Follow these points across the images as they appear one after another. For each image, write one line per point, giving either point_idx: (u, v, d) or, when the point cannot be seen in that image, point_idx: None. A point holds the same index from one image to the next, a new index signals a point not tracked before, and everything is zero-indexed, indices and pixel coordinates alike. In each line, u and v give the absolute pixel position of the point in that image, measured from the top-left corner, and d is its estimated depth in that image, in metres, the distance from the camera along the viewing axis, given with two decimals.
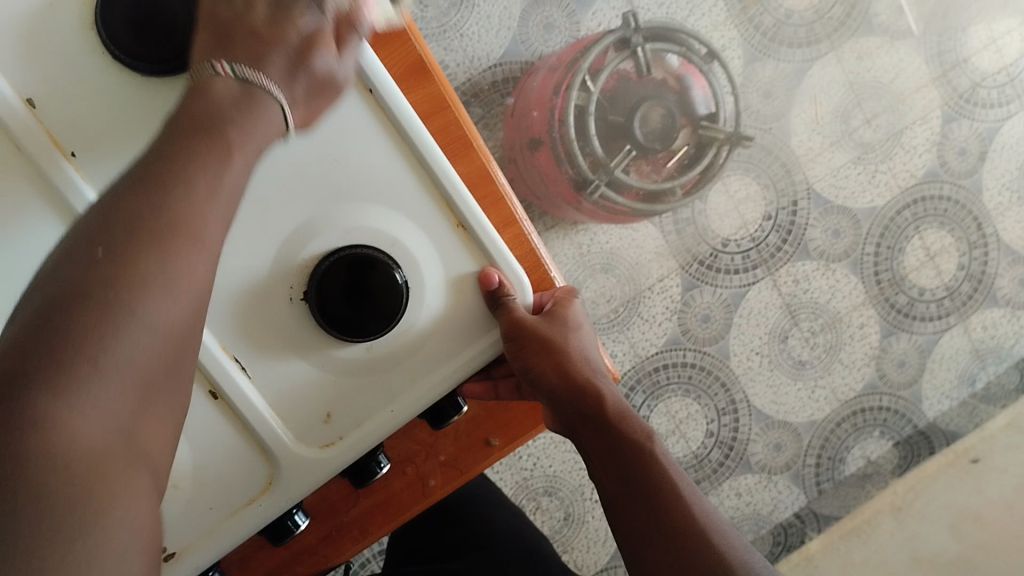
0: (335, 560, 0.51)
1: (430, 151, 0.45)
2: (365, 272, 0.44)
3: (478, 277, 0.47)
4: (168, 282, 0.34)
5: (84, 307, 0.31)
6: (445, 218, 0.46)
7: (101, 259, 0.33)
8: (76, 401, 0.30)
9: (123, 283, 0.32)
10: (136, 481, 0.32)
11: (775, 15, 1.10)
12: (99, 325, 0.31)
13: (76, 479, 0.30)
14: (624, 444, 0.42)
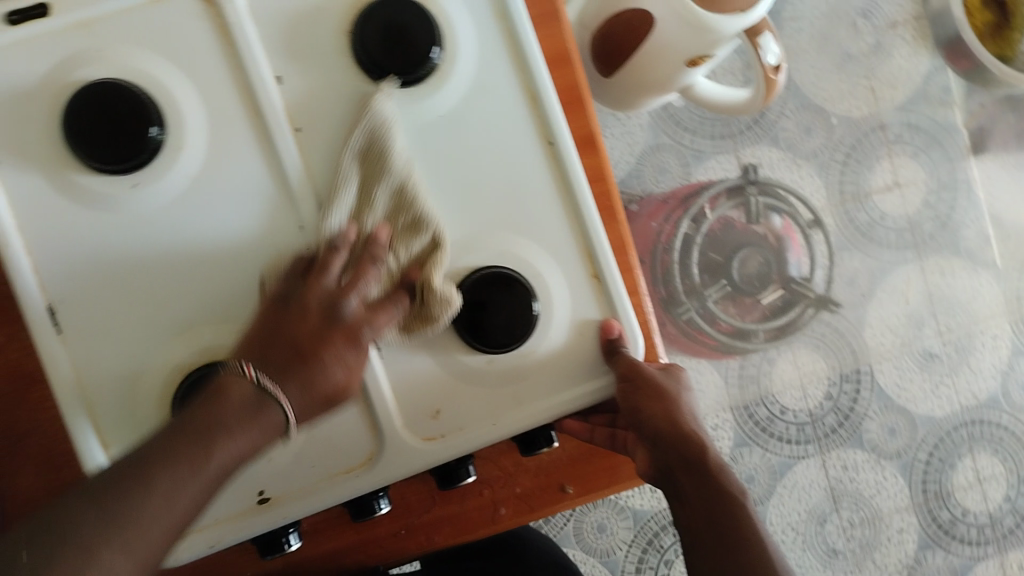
0: (395, 556, 0.54)
1: (587, 208, 0.51)
2: (498, 288, 0.49)
3: (599, 325, 0.51)
4: (202, 472, 0.41)
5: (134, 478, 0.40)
6: (583, 267, 0.51)
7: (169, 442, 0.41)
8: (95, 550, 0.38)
9: (164, 480, 0.40)
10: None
11: (870, 214, 1.17)
12: (136, 498, 0.39)
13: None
14: (726, 497, 0.48)
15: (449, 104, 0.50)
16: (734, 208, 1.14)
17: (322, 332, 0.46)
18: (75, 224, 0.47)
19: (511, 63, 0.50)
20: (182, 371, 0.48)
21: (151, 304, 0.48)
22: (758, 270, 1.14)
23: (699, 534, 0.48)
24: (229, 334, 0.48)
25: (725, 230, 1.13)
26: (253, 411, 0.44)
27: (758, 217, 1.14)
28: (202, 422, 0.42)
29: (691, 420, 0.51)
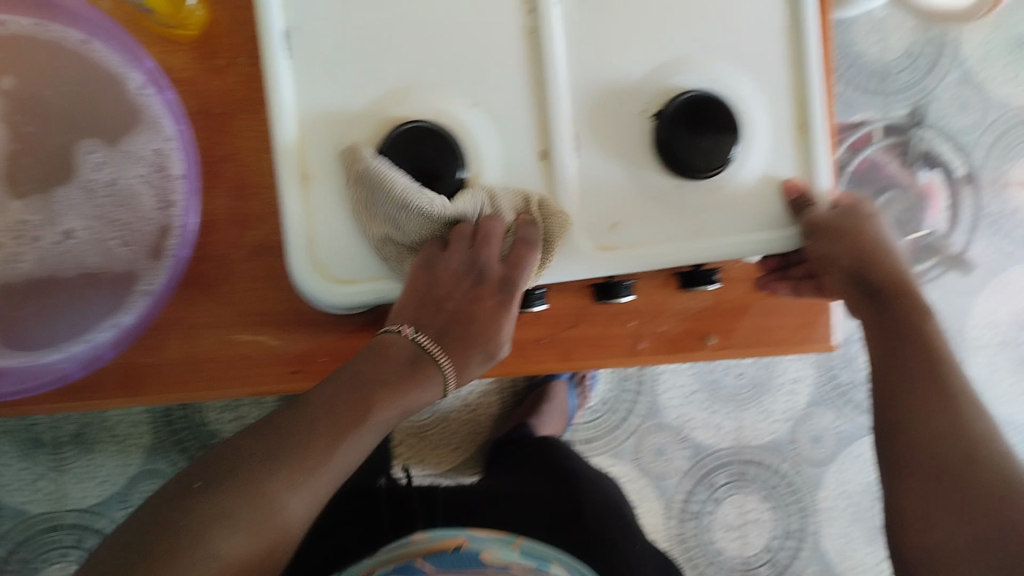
0: (536, 366, 0.55)
1: (810, 57, 0.50)
2: (688, 130, 0.49)
3: (786, 182, 0.51)
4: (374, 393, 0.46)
5: (334, 399, 0.46)
6: (790, 115, 0.51)
7: (365, 374, 0.47)
8: (300, 447, 0.44)
9: (352, 401, 0.46)
10: (290, 480, 0.43)
11: (1003, 205, 1.13)
12: (331, 409, 0.45)
13: (271, 464, 0.43)
14: (906, 321, 0.51)
15: None
16: (891, 145, 1.11)
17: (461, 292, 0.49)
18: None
19: None
20: (389, 124, 0.49)
21: (372, 54, 0.49)
22: (898, 213, 1.12)
23: (881, 354, 0.51)
24: (442, 99, 0.49)
25: (873, 170, 1.12)
26: (410, 367, 0.48)
27: (915, 158, 1.12)
28: (303, 446, 0.44)
29: (880, 248, 0.52)
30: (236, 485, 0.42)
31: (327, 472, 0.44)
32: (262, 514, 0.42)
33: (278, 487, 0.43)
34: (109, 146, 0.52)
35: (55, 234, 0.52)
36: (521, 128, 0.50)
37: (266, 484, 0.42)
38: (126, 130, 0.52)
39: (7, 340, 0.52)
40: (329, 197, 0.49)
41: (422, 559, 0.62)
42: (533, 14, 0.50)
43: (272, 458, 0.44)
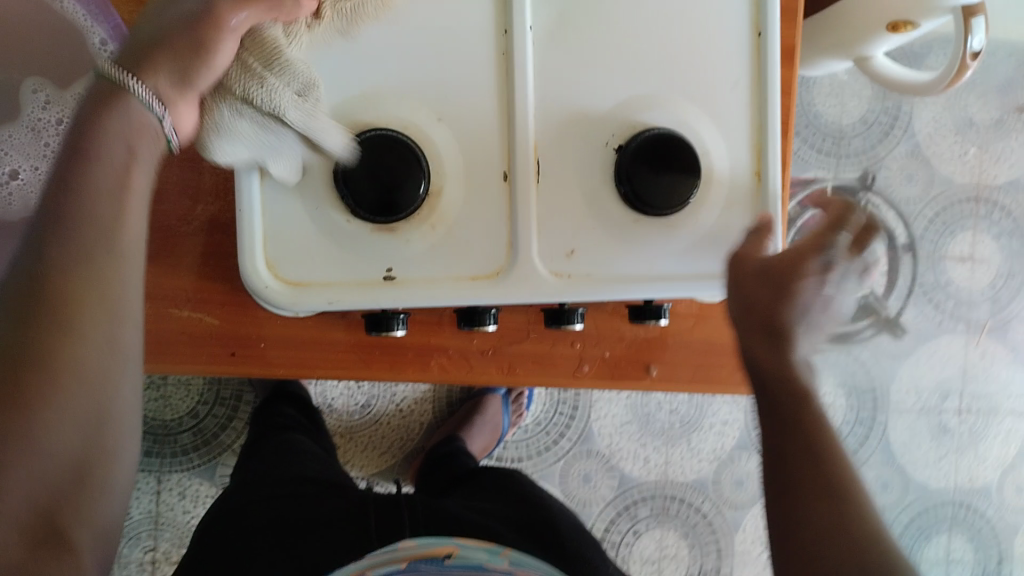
0: (479, 379, 0.55)
1: (773, 109, 0.52)
2: (646, 170, 0.49)
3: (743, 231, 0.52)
4: (97, 269, 0.38)
5: (56, 279, 0.37)
6: (750, 163, 0.52)
7: (57, 265, 0.37)
8: (68, 362, 0.36)
9: (69, 277, 0.37)
10: (77, 390, 0.37)
11: (938, 277, 1.17)
12: (66, 311, 0.37)
13: (23, 388, 0.35)
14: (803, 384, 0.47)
15: None
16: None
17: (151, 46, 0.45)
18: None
19: None
20: (354, 129, 0.49)
21: (344, 53, 0.49)
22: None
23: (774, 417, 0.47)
24: (411, 109, 0.50)
25: None
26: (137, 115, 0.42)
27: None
28: (58, 309, 0.37)
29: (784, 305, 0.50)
30: (11, 395, 0.35)
31: (93, 359, 0.37)
32: (39, 448, 0.35)
33: (51, 409, 0.36)
34: (60, 92, 0.52)
35: (2, 174, 0.52)
36: (487, 146, 0.51)
37: (33, 414, 0.35)
38: (83, 78, 0.52)
39: None
40: (287, 194, 0.49)
41: (407, 566, 0.52)
42: (508, 35, 0.50)
43: (33, 344, 0.36)
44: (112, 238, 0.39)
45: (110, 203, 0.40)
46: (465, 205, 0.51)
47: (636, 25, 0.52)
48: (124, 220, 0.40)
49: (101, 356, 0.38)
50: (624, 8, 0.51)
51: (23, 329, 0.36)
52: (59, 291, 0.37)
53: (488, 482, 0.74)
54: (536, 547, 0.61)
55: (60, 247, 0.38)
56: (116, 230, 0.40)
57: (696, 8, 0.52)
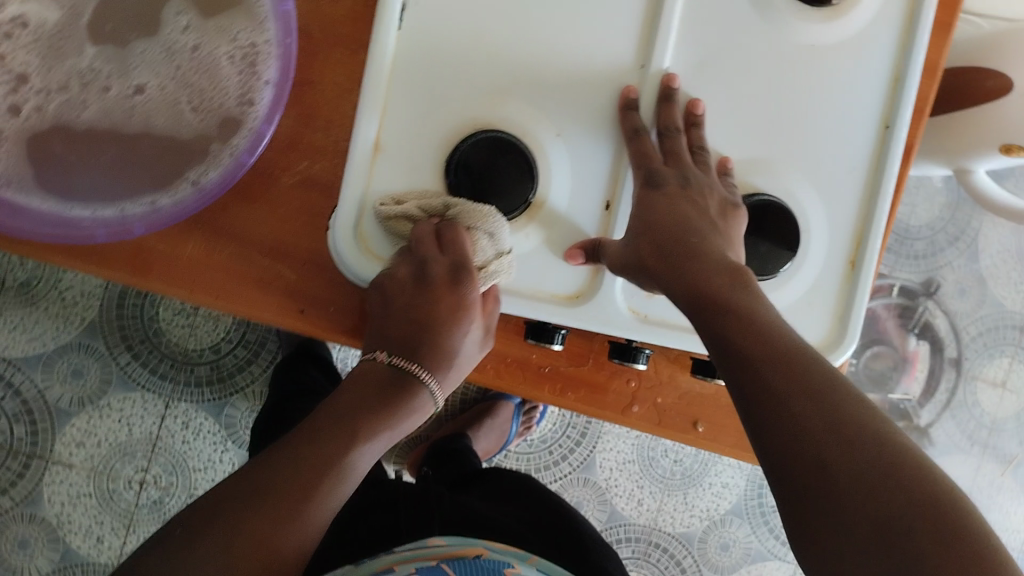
0: (528, 392, 0.54)
1: (881, 203, 0.52)
2: (746, 237, 0.51)
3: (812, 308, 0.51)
4: (374, 439, 0.45)
5: (344, 426, 0.45)
6: (846, 249, 0.53)
7: (352, 415, 0.46)
8: (324, 487, 0.42)
9: (355, 433, 0.45)
10: (310, 508, 0.41)
11: (966, 394, 1.16)
12: (346, 446, 0.44)
13: (298, 486, 0.41)
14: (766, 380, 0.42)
15: (829, 39, 0.51)
16: (897, 305, 1.14)
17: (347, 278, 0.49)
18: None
19: (895, 45, 0.52)
20: (477, 124, 0.49)
21: (484, 44, 0.49)
22: (881, 369, 1.15)
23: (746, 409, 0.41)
24: (531, 118, 0.49)
25: (869, 319, 1.14)
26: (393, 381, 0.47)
27: (914, 325, 1.15)
28: (342, 448, 0.44)
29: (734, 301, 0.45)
30: (277, 489, 0.41)
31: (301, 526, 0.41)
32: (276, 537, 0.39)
33: (297, 513, 0.40)
34: (204, 17, 0.46)
35: (126, 87, 0.46)
36: (598, 172, 0.50)
37: (289, 511, 0.40)
38: (226, 6, 0.46)
39: (36, 177, 0.45)
40: (397, 171, 0.49)
41: (443, 564, 0.49)
42: (644, 71, 0.50)
43: (312, 459, 0.43)
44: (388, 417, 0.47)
45: (360, 428, 0.45)
46: (562, 223, 0.50)
47: (772, 90, 0.51)
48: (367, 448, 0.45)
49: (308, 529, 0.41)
50: (763, 68, 0.51)
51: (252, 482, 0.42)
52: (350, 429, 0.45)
53: (508, 482, 0.75)
54: (558, 555, 0.62)
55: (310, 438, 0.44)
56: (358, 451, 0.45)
57: (831, 86, 0.52)
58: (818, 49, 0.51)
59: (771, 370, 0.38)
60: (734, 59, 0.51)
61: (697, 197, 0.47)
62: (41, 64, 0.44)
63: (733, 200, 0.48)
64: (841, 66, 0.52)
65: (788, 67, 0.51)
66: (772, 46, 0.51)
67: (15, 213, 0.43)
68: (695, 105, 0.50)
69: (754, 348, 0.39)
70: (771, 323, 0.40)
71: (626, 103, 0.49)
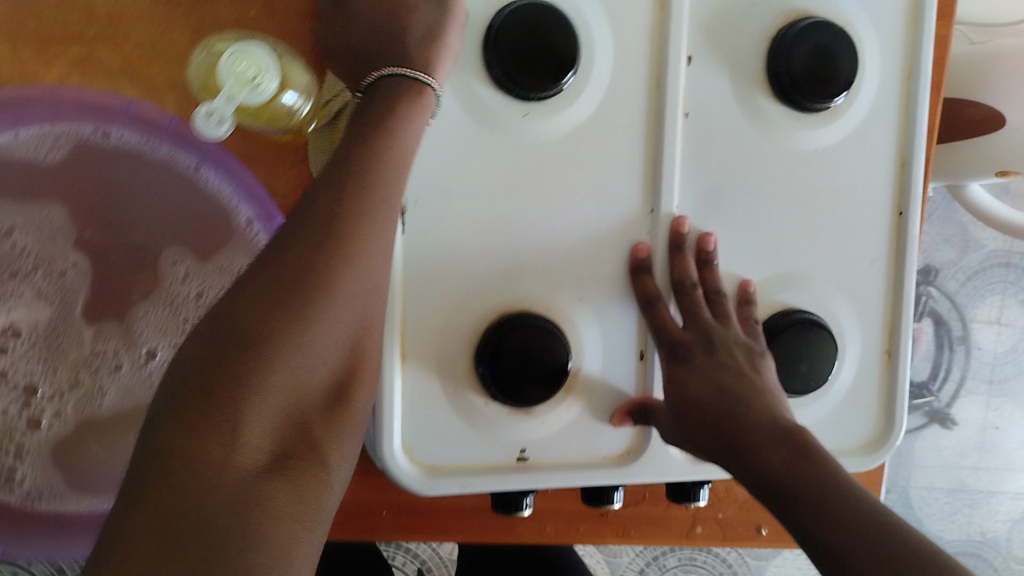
0: (593, 538, 0.54)
1: (906, 290, 0.52)
2: (785, 359, 0.50)
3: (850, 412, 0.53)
4: (386, 203, 0.38)
5: (337, 194, 0.37)
6: (880, 339, 0.53)
7: (341, 175, 0.37)
8: (339, 271, 0.35)
9: (348, 205, 0.37)
10: (320, 341, 0.34)
11: (969, 347, 1.19)
12: (347, 212, 0.36)
13: (307, 279, 0.34)
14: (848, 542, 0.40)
15: (827, 141, 0.50)
16: None
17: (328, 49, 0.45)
18: (464, 137, 0.46)
19: (895, 130, 0.51)
20: (502, 313, 0.48)
21: (489, 227, 0.47)
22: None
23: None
24: (552, 290, 0.48)
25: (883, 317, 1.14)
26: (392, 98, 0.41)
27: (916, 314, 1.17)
28: (337, 219, 0.36)
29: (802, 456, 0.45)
30: (289, 297, 0.34)
31: (343, 318, 0.35)
32: (303, 357, 0.34)
33: (314, 323, 0.34)
34: (202, 262, 0.45)
35: (138, 355, 0.44)
36: (628, 328, 0.50)
37: (309, 317, 0.34)
38: (221, 249, 0.45)
39: (67, 480, 0.43)
40: (427, 375, 0.47)
41: None
42: (654, 216, 0.49)
43: (310, 249, 0.35)
44: (393, 170, 0.39)
45: (371, 193, 0.37)
46: (600, 387, 0.50)
47: (781, 201, 0.50)
48: (378, 210, 0.37)
49: (349, 325, 0.36)
50: (769, 182, 0.50)
51: (261, 309, 0.33)
52: (341, 189, 0.37)
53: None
54: None
55: (308, 224, 0.36)
56: (370, 226, 0.37)
57: (839, 185, 0.51)
58: (823, 151, 0.50)
59: (857, 559, 0.37)
60: (738, 179, 0.50)
61: (724, 360, 0.46)
62: (46, 366, 0.43)
63: (754, 346, 0.48)
64: (845, 161, 0.51)
65: (795, 176, 0.50)
66: (776, 157, 0.50)
67: (52, 527, 0.42)
68: (705, 241, 0.49)
69: (839, 542, 0.38)
70: (852, 511, 0.39)
71: (637, 264, 0.49)
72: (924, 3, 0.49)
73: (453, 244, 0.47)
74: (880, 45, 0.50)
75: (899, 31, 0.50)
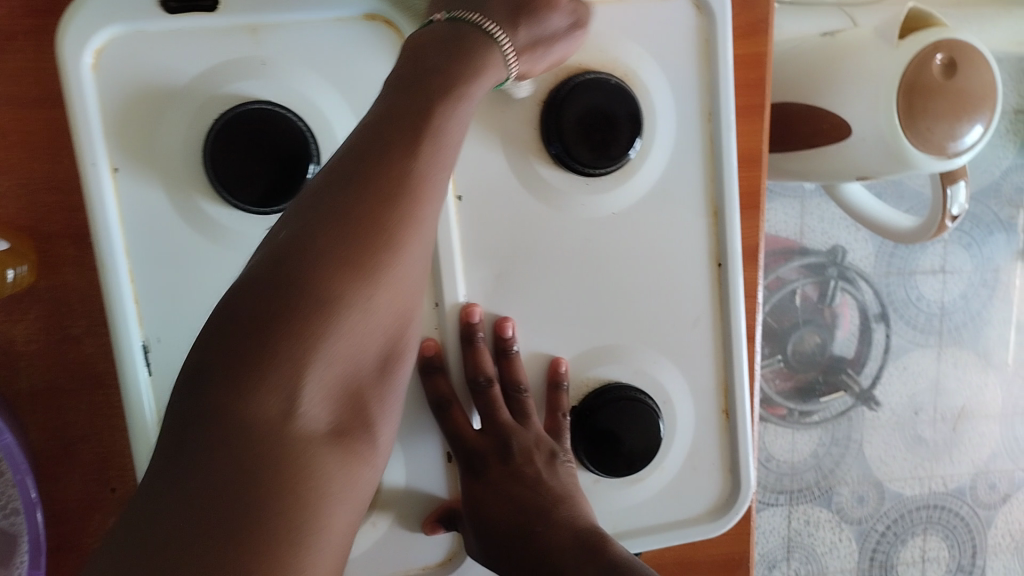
0: None
1: (737, 348, 0.48)
2: (606, 442, 0.45)
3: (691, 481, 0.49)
4: (439, 160, 0.36)
5: (390, 147, 0.34)
6: (715, 400, 0.49)
7: (393, 133, 0.35)
8: (394, 244, 0.34)
9: (396, 180, 0.34)
10: (366, 320, 0.34)
11: None
12: (393, 168, 0.34)
13: (365, 240, 0.33)
14: None
15: (624, 202, 0.45)
16: None
17: (49, 165, 0.45)
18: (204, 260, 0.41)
19: (703, 177, 0.46)
20: None
21: None
22: (811, 350, 0.93)
23: None
24: None
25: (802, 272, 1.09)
26: (456, 44, 0.37)
27: None
28: (374, 181, 0.34)
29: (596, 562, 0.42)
30: (320, 264, 0.33)
31: (396, 293, 0.35)
32: (344, 340, 0.33)
33: (348, 304, 0.33)
34: None
35: None
36: (429, 432, 0.45)
37: (359, 297, 0.33)
38: None
39: None
40: None
41: None
42: (440, 309, 0.44)
43: (351, 212, 0.33)
44: (432, 134, 0.35)
45: (430, 156, 0.35)
46: (405, 497, 0.45)
47: (583, 272, 0.46)
48: (433, 172, 0.35)
49: (398, 302, 0.35)
50: (567, 252, 0.45)
51: (326, 263, 0.33)
52: (405, 140, 0.35)
53: None
54: None
55: (373, 181, 0.34)
56: (432, 190, 0.36)
57: (647, 245, 0.46)
58: (621, 212, 0.45)
59: None
60: (531, 255, 0.45)
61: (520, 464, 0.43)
62: None
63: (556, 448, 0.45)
64: (651, 217, 0.46)
65: (595, 242, 0.46)
66: (569, 226, 0.45)
67: None
68: (502, 327, 0.44)
69: None
70: None
71: (425, 362, 0.44)
72: (716, 35, 0.44)
73: None
74: (672, 87, 0.45)
75: (692, 67, 0.45)
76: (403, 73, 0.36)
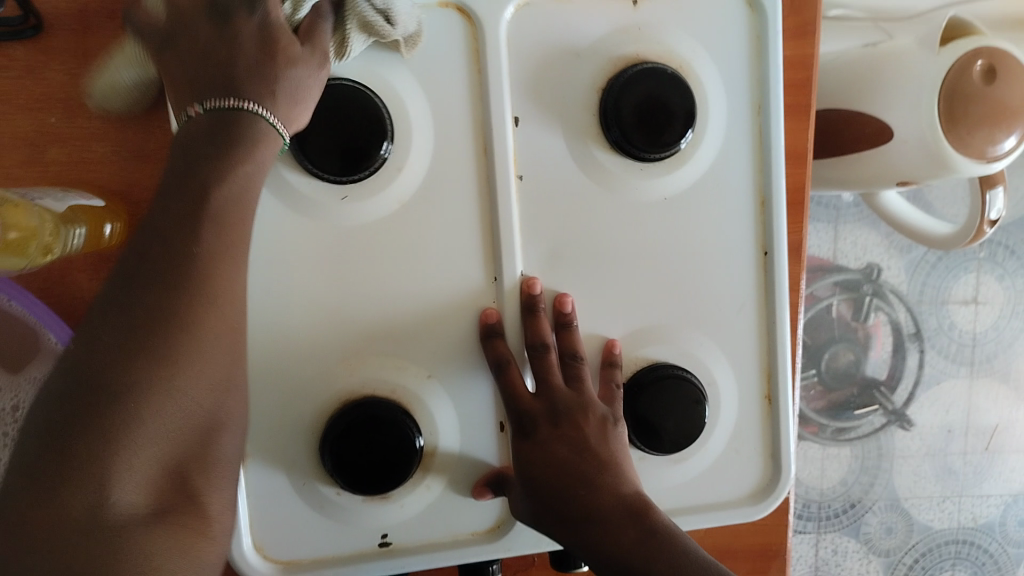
0: None
1: (781, 335, 0.49)
2: (654, 417, 0.47)
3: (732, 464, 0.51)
4: (245, 201, 0.35)
5: (195, 202, 0.34)
6: (758, 386, 0.50)
7: (195, 190, 0.34)
8: (207, 290, 0.33)
9: (217, 219, 0.34)
10: (179, 393, 0.32)
11: None
12: (201, 222, 0.34)
13: (164, 288, 0.32)
14: None
15: (676, 188, 0.47)
16: None
17: (141, 135, 0.46)
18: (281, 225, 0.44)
19: (751, 168, 0.48)
20: (342, 399, 0.45)
21: (319, 314, 0.45)
22: (844, 367, 0.94)
23: None
24: (396, 370, 0.46)
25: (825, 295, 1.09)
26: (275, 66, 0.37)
27: None
28: (187, 217, 0.34)
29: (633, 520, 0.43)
30: (127, 342, 0.31)
31: (208, 355, 0.33)
32: (157, 406, 0.31)
33: (171, 367, 0.32)
34: (12, 374, 0.44)
35: None
36: (484, 399, 0.47)
37: (166, 358, 0.32)
38: (35, 361, 0.44)
39: None
40: (272, 472, 0.45)
41: None
42: (499, 283, 0.46)
43: (158, 272, 0.32)
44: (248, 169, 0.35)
45: (233, 193, 0.35)
46: (460, 463, 0.47)
47: (635, 255, 0.48)
48: (250, 181, 0.36)
49: (216, 363, 0.33)
50: (621, 235, 0.47)
51: (116, 344, 0.31)
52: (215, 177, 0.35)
53: None
54: None
55: (166, 255, 0.33)
56: (236, 241, 0.35)
57: (697, 231, 0.48)
58: (673, 198, 0.48)
59: None
60: (585, 236, 0.47)
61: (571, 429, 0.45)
62: None
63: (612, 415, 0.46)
64: (701, 205, 0.48)
65: (647, 226, 0.48)
66: (622, 210, 0.47)
67: None
68: (561, 302, 0.46)
69: None
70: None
71: (487, 329, 0.46)
72: (767, 33, 0.47)
73: (284, 337, 0.45)
74: (724, 80, 0.47)
75: (744, 63, 0.47)
76: (205, 124, 0.36)
